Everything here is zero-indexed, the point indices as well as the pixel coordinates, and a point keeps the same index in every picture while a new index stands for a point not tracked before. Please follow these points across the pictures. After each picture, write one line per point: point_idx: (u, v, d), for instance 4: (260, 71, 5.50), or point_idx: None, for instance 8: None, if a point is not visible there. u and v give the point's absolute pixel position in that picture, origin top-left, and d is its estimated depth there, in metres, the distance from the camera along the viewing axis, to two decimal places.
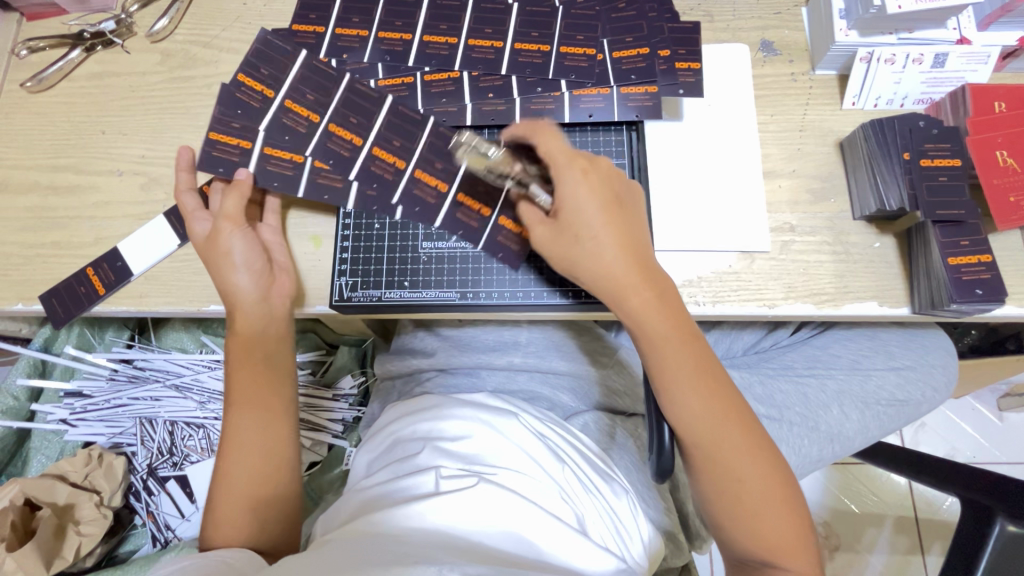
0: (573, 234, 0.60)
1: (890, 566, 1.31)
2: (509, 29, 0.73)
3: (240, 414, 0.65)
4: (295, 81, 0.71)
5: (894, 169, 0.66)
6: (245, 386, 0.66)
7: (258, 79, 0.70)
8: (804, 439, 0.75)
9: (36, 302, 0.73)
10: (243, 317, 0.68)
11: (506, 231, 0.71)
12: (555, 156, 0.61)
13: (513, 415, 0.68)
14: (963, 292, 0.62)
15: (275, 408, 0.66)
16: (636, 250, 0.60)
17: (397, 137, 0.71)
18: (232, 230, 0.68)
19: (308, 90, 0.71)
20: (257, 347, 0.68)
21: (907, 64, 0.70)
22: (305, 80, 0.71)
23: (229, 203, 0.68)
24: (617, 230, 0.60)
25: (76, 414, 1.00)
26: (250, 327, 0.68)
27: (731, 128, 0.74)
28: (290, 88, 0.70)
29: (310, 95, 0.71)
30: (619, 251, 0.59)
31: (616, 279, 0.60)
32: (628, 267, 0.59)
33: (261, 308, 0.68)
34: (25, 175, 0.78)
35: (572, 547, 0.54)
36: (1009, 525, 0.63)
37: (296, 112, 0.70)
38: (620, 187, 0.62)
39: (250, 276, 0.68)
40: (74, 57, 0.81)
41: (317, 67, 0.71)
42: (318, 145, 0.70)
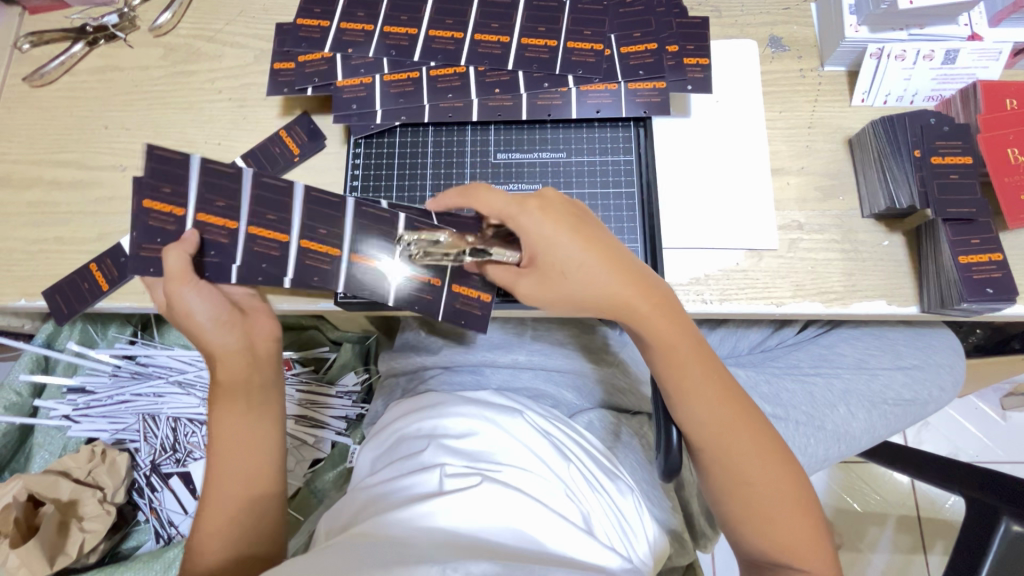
0: (558, 273, 0.57)
1: (892, 564, 1.31)
2: (515, 24, 0.73)
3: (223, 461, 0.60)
4: (200, 184, 0.62)
5: (904, 167, 0.65)
6: (222, 448, 0.60)
7: (160, 195, 0.61)
8: (810, 439, 0.75)
9: (39, 298, 0.73)
10: (223, 368, 0.61)
11: (463, 299, 0.68)
12: (502, 208, 0.57)
13: (518, 413, 0.67)
14: (973, 291, 0.61)
15: (256, 469, 0.61)
16: (630, 270, 0.58)
17: (322, 226, 0.65)
18: (183, 291, 0.60)
19: (217, 196, 0.62)
20: (240, 396, 0.61)
21: (918, 61, 0.69)
22: (212, 181, 0.62)
23: (172, 266, 0.60)
24: (602, 260, 0.57)
25: (78, 409, 0.99)
26: (231, 376, 0.61)
27: (738, 125, 0.73)
28: (199, 198, 0.62)
29: (223, 203, 0.63)
30: (606, 277, 0.57)
31: (622, 300, 0.58)
32: (626, 290, 0.58)
33: (233, 352, 0.61)
34: (28, 170, 0.77)
35: (578, 545, 0.54)
36: (1014, 525, 0.63)
37: (212, 221, 0.62)
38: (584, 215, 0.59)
39: (222, 331, 0.61)
40: (76, 51, 0.81)
41: (214, 169, 0.62)
42: (245, 254, 0.64)
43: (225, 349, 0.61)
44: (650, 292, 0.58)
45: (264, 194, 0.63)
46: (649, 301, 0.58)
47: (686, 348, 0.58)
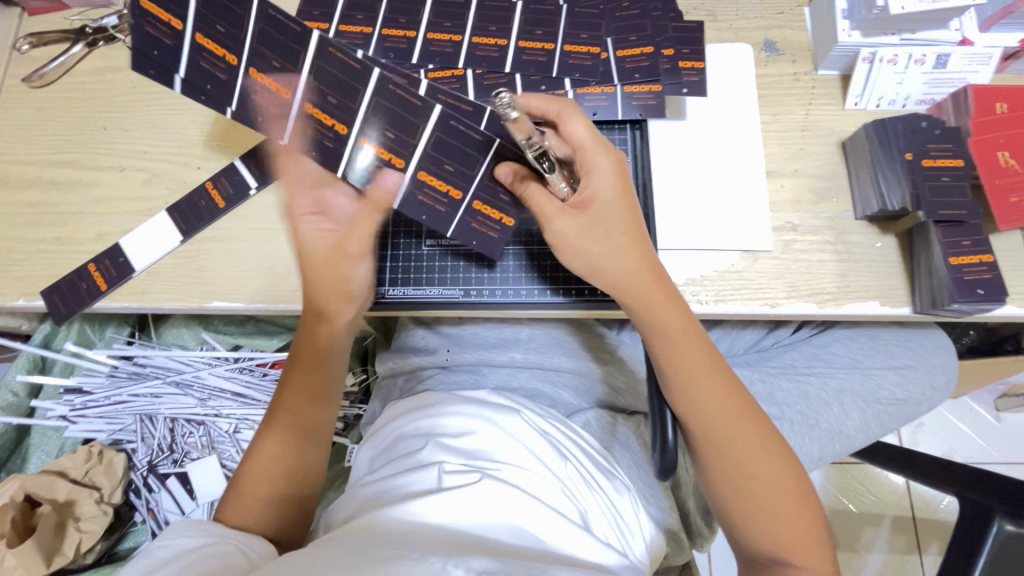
0: (601, 229, 0.60)
1: (887, 565, 1.32)
2: (512, 27, 0.73)
3: (286, 417, 0.65)
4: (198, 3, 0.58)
5: (896, 169, 0.66)
6: (301, 396, 0.65)
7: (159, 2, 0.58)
8: (804, 438, 0.76)
9: (37, 297, 0.73)
10: (323, 335, 0.65)
11: (479, 215, 0.70)
12: (585, 142, 0.60)
13: (515, 412, 0.68)
14: (965, 292, 0.62)
15: (320, 429, 0.66)
16: (651, 256, 0.62)
17: (335, 96, 0.61)
18: (353, 258, 0.63)
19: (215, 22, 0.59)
20: (328, 361, 0.66)
21: (909, 65, 0.70)
22: (211, 6, 0.58)
23: (357, 239, 0.63)
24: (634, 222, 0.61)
25: (75, 410, 1.00)
26: (325, 344, 0.65)
27: (734, 128, 0.74)
28: (198, 18, 0.59)
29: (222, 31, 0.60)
30: (637, 239, 0.61)
31: (627, 284, 0.61)
32: (643, 272, 0.61)
33: (345, 335, 0.67)
34: (26, 171, 0.78)
35: (576, 542, 0.54)
36: (1007, 524, 0.64)
37: (209, 49, 0.61)
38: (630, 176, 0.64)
39: (355, 304, 0.65)
40: (75, 52, 0.77)
41: (273, 20, 0.57)
42: (245, 92, 0.64)
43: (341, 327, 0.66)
44: (662, 282, 0.61)
45: (267, 33, 0.58)
46: (659, 288, 0.61)
47: (685, 341, 0.60)
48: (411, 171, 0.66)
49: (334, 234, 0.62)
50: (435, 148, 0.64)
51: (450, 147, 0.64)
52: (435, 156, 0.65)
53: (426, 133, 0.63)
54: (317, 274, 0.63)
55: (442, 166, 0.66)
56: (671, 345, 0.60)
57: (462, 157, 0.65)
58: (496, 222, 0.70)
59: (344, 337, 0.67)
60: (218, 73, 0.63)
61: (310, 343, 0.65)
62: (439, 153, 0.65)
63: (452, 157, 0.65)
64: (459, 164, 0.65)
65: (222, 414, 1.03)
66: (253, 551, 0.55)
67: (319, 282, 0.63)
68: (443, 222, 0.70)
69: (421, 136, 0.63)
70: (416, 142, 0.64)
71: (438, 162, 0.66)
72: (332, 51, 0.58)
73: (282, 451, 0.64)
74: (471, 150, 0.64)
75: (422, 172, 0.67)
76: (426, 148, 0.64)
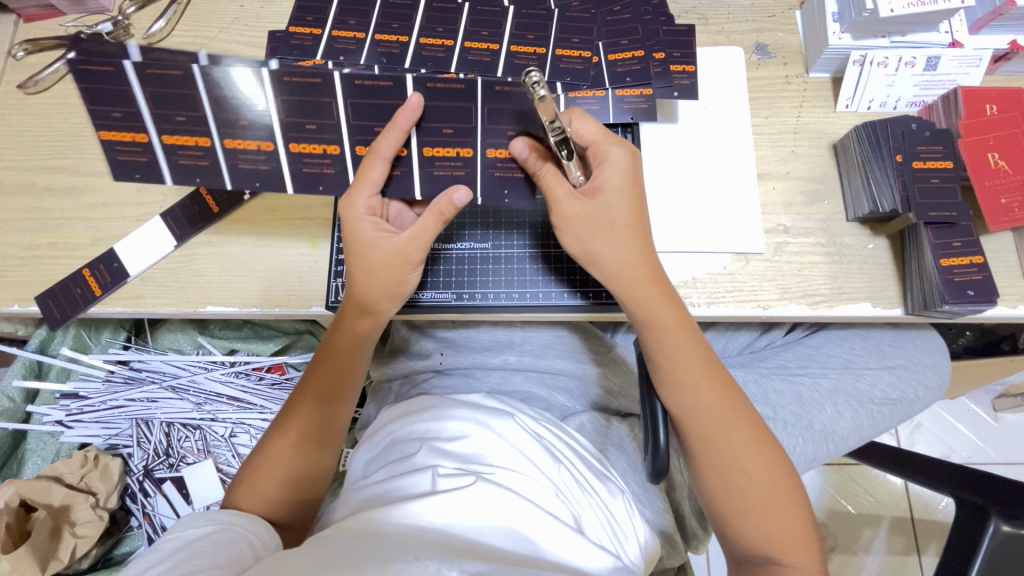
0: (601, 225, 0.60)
1: (885, 566, 1.32)
2: (504, 32, 0.73)
3: (312, 400, 0.67)
4: (148, 99, 0.55)
5: (886, 170, 0.66)
6: (321, 387, 0.67)
7: (117, 125, 0.57)
8: (798, 439, 0.76)
9: (32, 303, 0.73)
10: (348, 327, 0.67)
11: (500, 162, 0.61)
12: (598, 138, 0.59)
13: (509, 416, 0.68)
14: (955, 293, 0.62)
15: (336, 424, 0.68)
16: (651, 252, 0.62)
17: (315, 122, 0.58)
18: (414, 265, 0.63)
19: (173, 111, 0.56)
20: (353, 355, 0.68)
21: (900, 68, 0.70)
22: (166, 97, 0.54)
23: (419, 246, 0.61)
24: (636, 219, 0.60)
25: (71, 415, 0.99)
26: (351, 337, 0.67)
27: (725, 131, 0.74)
28: (219, 127, 0.57)
29: (187, 120, 0.56)
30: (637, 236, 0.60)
31: (625, 276, 0.60)
32: (642, 265, 0.60)
33: (379, 331, 0.69)
34: (22, 177, 0.78)
35: (568, 544, 0.54)
36: (1003, 524, 0.63)
37: (242, 147, 0.59)
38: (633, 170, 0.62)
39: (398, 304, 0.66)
40: (69, 59, 0.80)
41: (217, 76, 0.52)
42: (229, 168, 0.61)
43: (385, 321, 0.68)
44: (659, 278, 0.61)
45: (240, 102, 0.55)
46: (657, 283, 0.61)
47: (681, 340, 0.61)
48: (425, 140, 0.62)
49: (398, 241, 0.61)
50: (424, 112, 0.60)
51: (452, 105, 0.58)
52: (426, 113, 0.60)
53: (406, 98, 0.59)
54: (376, 276, 0.63)
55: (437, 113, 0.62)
56: (667, 341, 0.61)
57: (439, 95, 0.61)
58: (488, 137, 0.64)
59: (377, 334, 0.69)
60: (262, 166, 0.61)
61: (353, 334, 0.67)
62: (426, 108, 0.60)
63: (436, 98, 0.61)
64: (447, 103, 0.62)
65: (217, 418, 1.03)
66: (259, 541, 0.56)
67: (377, 282, 0.63)
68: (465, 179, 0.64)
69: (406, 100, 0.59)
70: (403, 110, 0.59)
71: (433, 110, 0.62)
72: (283, 78, 0.53)
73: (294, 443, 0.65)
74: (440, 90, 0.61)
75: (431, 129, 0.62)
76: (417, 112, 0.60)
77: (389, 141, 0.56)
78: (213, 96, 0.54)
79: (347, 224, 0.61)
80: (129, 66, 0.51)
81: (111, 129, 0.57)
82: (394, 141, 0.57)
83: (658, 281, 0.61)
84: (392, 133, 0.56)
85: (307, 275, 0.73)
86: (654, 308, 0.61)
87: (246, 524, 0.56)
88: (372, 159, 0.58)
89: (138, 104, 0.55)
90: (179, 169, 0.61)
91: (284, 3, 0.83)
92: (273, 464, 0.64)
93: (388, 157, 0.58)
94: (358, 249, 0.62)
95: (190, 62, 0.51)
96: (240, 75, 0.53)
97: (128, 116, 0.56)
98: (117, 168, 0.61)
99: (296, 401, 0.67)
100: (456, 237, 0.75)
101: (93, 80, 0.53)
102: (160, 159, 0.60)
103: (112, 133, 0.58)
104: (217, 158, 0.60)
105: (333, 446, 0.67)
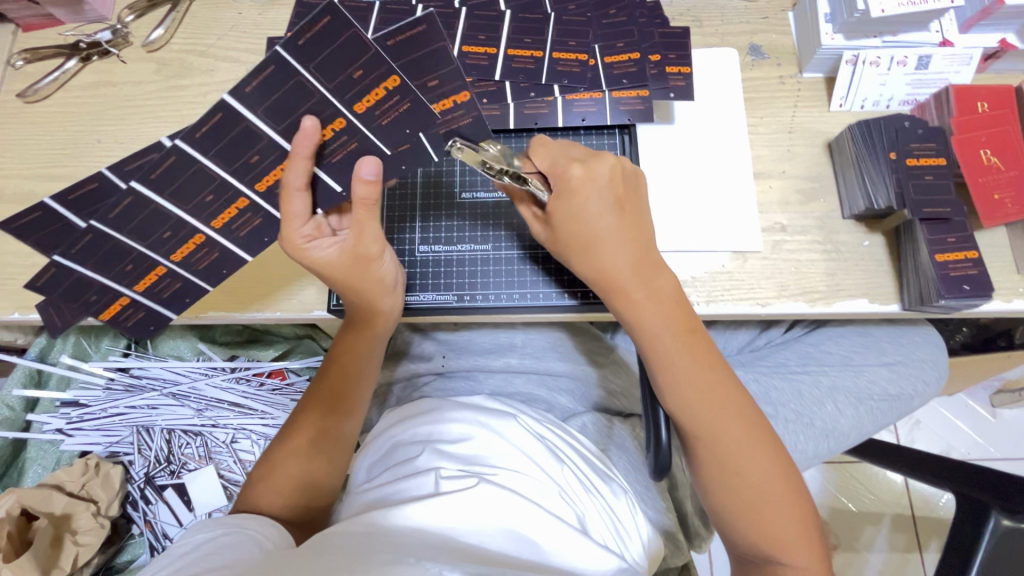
0: (579, 245, 0.61)
1: (887, 564, 1.32)
2: (502, 35, 0.74)
3: (317, 407, 0.68)
4: (132, 237, 0.58)
5: (880, 168, 0.67)
6: (324, 381, 0.69)
7: (103, 302, 0.66)
8: (799, 436, 0.76)
9: (32, 310, 0.73)
10: (358, 313, 0.67)
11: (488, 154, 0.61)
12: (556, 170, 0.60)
13: (512, 417, 0.68)
14: (951, 289, 0.63)
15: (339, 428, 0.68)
16: (647, 235, 0.62)
17: (253, 152, 0.55)
18: (378, 259, 0.63)
19: (158, 231, 0.59)
20: (356, 352, 0.69)
21: (892, 67, 0.71)
22: (139, 228, 0.57)
23: (369, 239, 0.61)
24: (624, 238, 0.61)
25: (72, 423, 0.99)
26: (354, 328, 0.68)
27: (721, 132, 0.75)
28: (241, 177, 0.57)
29: (173, 230, 0.59)
30: (624, 253, 0.61)
31: (613, 289, 0.62)
32: (626, 279, 0.61)
33: (387, 326, 0.69)
34: (22, 185, 0.78)
35: (573, 545, 0.55)
36: (1004, 519, 0.63)
37: (228, 218, 0.61)
38: (637, 189, 0.62)
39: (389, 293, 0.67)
40: (69, 67, 0.81)
41: (194, 138, 0.51)
42: (231, 237, 0.63)
43: (391, 318, 0.69)
44: (652, 288, 0.62)
45: (187, 182, 0.55)
46: (644, 280, 0.61)
47: (667, 340, 0.61)
48: (351, 115, 0.54)
49: (347, 244, 0.61)
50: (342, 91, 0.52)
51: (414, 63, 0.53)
52: (338, 86, 0.51)
53: (310, 79, 0.50)
54: (350, 283, 0.63)
55: (351, 81, 0.51)
56: (650, 344, 0.62)
57: (353, 48, 0.49)
58: (390, 94, 0.53)
59: (389, 329, 0.70)
60: (255, 219, 0.62)
61: (356, 328, 0.68)
62: (335, 78, 0.51)
63: (349, 58, 0.50)
64: (362, 60, 0.50)
65: (218, 424, 1.04)
66: (269, 540, 0.56)
67: (354, 289, 0.64)
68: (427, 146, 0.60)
69: (314, 86, 0.51)
70: (317, 92, 0.51)
71: (346, 79, 0.51)
72: (195, 135, 0.51)
73: (297, 451, 0.65)
74: (346, 35, 0.48)
75: (354, 104, 0.53)
76: (325, 86, 0.51)
77: (297, 171, 0.55)
78: (168, 194, 0.55)
79: (297, 258, 0.60)
80: (98, 223, 0.55)
81: (101, 310, 0.67)
82: (301, 170, 0.55)
83: (644, 276, 0.61)
84: (297, 164, 0.55)
85: (307, 280, 0.74)
86: (640, 310, 0.61)
87: (255, 526, 0.57)
88: (288, 194, 0.56)
89: (98, 279, 0.62)
90: (200, 273, 0.66)
91: (282, 10, 0.83)
92: (282, 474, 0.64)
93: (302, 186, 0.56)
94: (320, 269, 0.62)
95: (131, 188, 0.53)
96: (171, 165, 0.52)
97: (103, 289, 0.64)
98: (133, 326, 0.72)
99: (301, 409, 0.68)
100: (456, 241, 0.75)
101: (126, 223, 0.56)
102: (184, 275, 0.66)
103: (107, 311, 0.67)
104: (218, 242, 0.63)
105: (341, 454, 0.67)
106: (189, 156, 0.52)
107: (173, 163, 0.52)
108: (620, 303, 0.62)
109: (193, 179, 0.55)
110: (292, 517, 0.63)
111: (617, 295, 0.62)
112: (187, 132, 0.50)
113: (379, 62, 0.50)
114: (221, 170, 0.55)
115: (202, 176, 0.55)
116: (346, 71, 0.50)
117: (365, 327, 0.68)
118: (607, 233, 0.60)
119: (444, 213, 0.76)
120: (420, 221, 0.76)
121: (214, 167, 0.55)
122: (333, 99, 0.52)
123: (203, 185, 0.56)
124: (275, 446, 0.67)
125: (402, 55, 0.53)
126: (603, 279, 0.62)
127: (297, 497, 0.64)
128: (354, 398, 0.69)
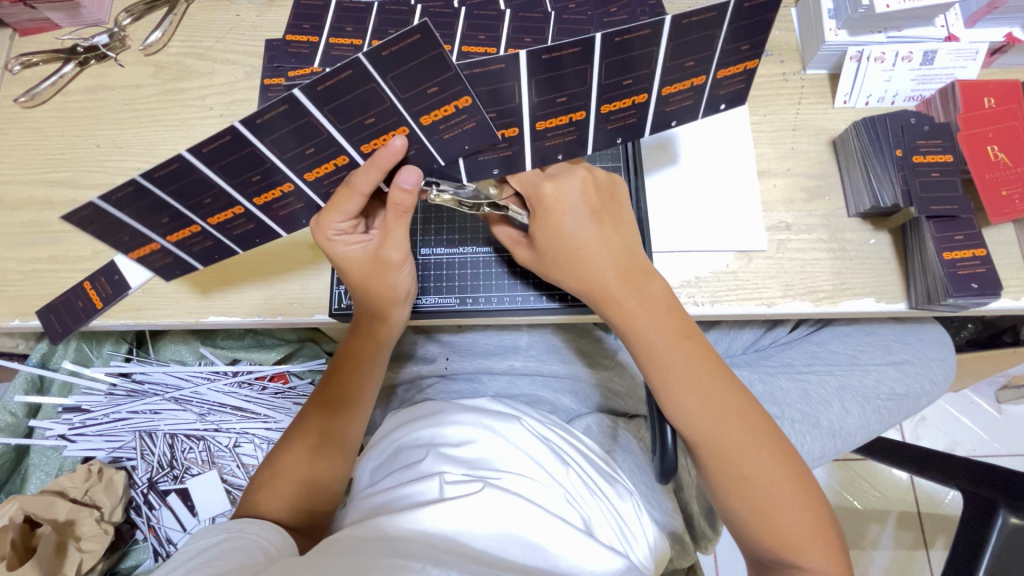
0: (567, 256, 0.61)
1: (894, 562, 1.32)
2: (502, 35, 0.73)
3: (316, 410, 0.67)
4: (175, 196, 0.55)
5: (886, 164, 0.67)
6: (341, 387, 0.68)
7: (134, 244, 0.61)
8: (804, 436, 0.75)
9: (32, 317, 0.73)
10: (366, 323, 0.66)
11: (614, 115, 0.60)
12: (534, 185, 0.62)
13: (515, 419, 0.68)
14: (959, 286, 0.62)
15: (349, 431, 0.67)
16: (628, 244, 0.62)
17: (309, 145, 0.53)
18: (398, 266, 0.62)
19: (200, 197, 0.56)
20: (365, 361, 0.68)
21: (897, 63, 0.71)
22: (183, 190, 0.54)
23: (394, 245, 0.60)
24: (610, 251, 0.61)
25: (74, 428, 0.99)
26: (365, 338, 0.67)
27: (727, 132, 0.74)
28: (291, 166, 0.55)
29: (216, 199, 0.57)
30: (609, 261, 0.61)
31: (605, 296, 0.61)
32: (621, 281, 0.61)
33: (395, 334, 0.69)
34: (21, 191, 0.78)
35: (577, 547, 0.54)
36: (1011, 517, 0.63)
37: (269, 198, 0.59)
38: (620, 198, 0.64)
39: (406, 303, 0.67)
40: (67, 71, 0.81)
41: (260, 118, 0.48)
42: (269, 215, 0.62)
43: (395, 327, 0.68)
44: (649, 289, 0.61)
45: (239, 160, 0.53)
46: (636, 286, 0.61)
47: (664, 343, 0.60)
48: (528, 128, 0.57)
49: (372, 245, 0.60)
50: (541, 91, 0.53)
51: (623, 61, 0.52)
52: (410, 98, 0.50)
53: (384, 88, 0.49)
54: (366, 283, 0.63)
55: (424, 95, 0.50)
56: (655, 347, 0.61)
57: (436, 66, 0.47)
58: (459, 111, 0.53)
59: (398, 334, 0.69)
60: (296, 204, 0.62)
61: (364, 337, 0.67)
62: (410, 90, 0.49)
63: (427, 76, 0.48)
64: (439, 80, 0.49)
65: (221, 428, 1.03)
66: (273, 545, 0.55)
67: (366, 290, 0.63)
68: (589, 140, 0.62)
69: (386, 95, 0.49)
70: (518, 100, 0.54)
71: (418, 92, 0.50)
72: (255, 122, 0.48)
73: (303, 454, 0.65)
74: (431, 53, 0.46)
75: (420, 117, 0.52)
76: (399, 96, 0.50)
77: (367, 179, 0.54)
78: (217, 167, 0.53)
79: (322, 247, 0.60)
80: (145, 180, 0.51)
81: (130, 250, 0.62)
82: (372, 179, 0.54)
83: (633, 283, 0.61)
84: (371, 172, 0.54)
85: (309, 281, 0.73)
86: (635, 311, 0.61)
87: (257, 531, 0.56)
88: (349, 194, 0.55)
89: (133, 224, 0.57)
90: (234, 238, 0.64)
91: (280, 11, 0.82)
92: (282, 477, 0.64)
93: (366, 190, 0.55)
94: (339, 264, 0.61)
95: (180, 156, 0.50)
96: (225, 142, 0.49)
97: (137, 233, 0.59)
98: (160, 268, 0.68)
99: (308, 412, 0.68)
100: (458, 242, 0.75)
101: (180, 180, 0.53)
102: (218, 236, 0.63)
103: (178, 233, 0.61)
104: (257, 216, 0.62)
105: (347, 456, 0.67)
106: (240, 136, 0.50)
107: (225, 138, 0.49)
108: (613, 312, 0.62)
109: (239, 161, 0.53)
110: (293, 521, 0.62)
111: (608, 304, 0.62)
112: (246, 121, 0.48)
113: (455, 83, 0.49)
114: (273, 153, 0.53)
115: (256, 155, 0.53)
116: (559, 54, 0.49)
117: (379, 339, 0.67)
118: (589, 246, 0.61)
119: (445, 216, 0.76)
120: (421, 224, 0.75)
121: (269, 149, 0.52)
122: (402, 109, 0.51)
123: (256, 164, 0.54)
124: (276, 454, 0.67)
125: (614, 54, 0.51)
126: (594, 291, 0.62)
127: (297, 501, 0.63)
128: (354, 401, 0.68)
